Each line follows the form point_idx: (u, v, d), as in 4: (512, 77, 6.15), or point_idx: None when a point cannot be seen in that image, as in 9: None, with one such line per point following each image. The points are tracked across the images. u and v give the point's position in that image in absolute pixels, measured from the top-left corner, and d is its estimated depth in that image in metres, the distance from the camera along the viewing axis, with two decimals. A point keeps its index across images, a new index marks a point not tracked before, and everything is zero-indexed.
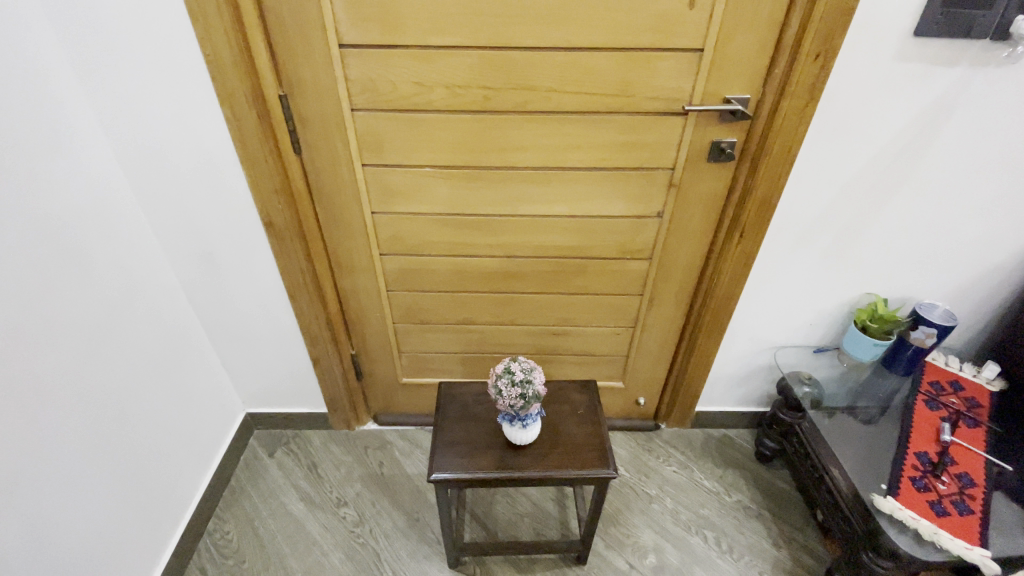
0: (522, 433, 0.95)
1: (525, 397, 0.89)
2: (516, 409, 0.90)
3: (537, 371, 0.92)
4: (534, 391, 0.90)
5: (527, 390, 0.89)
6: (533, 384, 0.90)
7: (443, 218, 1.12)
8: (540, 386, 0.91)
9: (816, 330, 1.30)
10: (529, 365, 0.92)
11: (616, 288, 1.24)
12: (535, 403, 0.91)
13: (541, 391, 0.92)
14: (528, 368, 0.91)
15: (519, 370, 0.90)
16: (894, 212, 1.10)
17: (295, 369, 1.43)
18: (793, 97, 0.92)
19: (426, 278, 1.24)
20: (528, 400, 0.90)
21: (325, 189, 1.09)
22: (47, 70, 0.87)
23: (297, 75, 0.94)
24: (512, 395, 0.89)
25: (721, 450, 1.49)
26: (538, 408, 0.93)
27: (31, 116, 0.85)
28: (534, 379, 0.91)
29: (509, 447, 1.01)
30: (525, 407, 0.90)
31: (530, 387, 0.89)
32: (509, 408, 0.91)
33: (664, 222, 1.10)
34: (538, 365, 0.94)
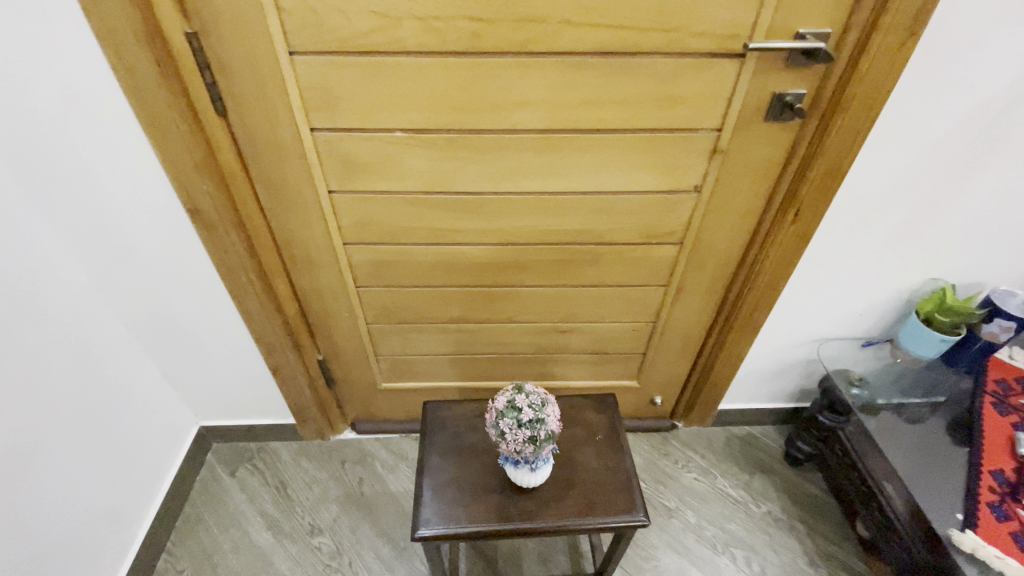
0: (532, 477, 0.77)
1: (537, 441, 0.70)
2: (524, 454, 0.72)
3: (549, 404, 0.73)
4: (547, 432, 0.71)
5: (538, 432, 0.70)
6: (546, 424, 0.71)
7: (422, 199, 0.88)
8: (554, 425, 0.72)
9: (866, 321, 1.11)
10: (539, 398, 0.72)
11: (635, 279, 1.02)
12: (548, 446, 0.72)
13: (555, 431, 0.73)
14: (539, 403, 0.71)
15: (527, 407, 0.71)
16: (981, 184, 0.89)
17: (253, 378, 1.20)
18: (890, 31, 0.68)
19: (403, 272, 1.00)
20: (540, 444, 0.71)
21: (265, 164, 0.83)
22: None
23: (210, 5, 0.67)
24: (519, 440, 0.70)
25: (746, 452, 1.33)
26: (551, 449, 0.74)
27: None
28: (547, 417, 0.71)
29: (512, 489, 0.81)
30: (537, 452, 0.72)
31: (543, 430, 0.70)
32: (515, 453, 0.72)
33: (701, 199, 0.88)
34: (549, 395, 0.75)
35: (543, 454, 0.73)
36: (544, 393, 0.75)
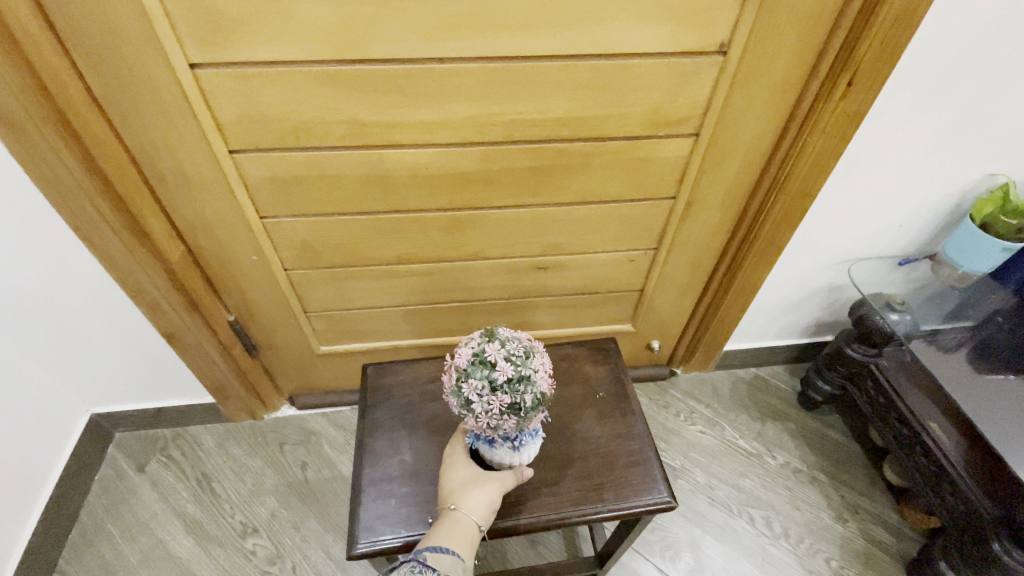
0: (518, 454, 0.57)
1: (522, 410, 0.49)
2: (503, 431, 0.50)
3: (536, 355, 0.51)
4: (534, 398, 0.49)
5: (520, 399, 0.48)
6: (533, 384, 0.49)
7: (336, 75, 0.61)
8: (545, 385, 0.51)
9: (905, 234, 0.92)
10: (521, 347, 0.50)
11: (635, 190, 0.79)
12: (536, 414, 0.51)
13: (545, 394, 0.51)
14: (521, 356, 0.49)
15: (504, 363, 0.48)
16: None
17: (147, 348, 0.93)
18: None
19: (325, 193, 0.74)
20: (526, 414, 0.50)
21: (80, 17, 0.53)
22: None
23: None
24: (493, 413, 0.48)
25: (755, 398, 1.16)
26: (540, 418, 0.53)
27: None
28: (535, 372, 0.50)
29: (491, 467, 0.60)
30: (521, 424, 0.51)
31: (529, 393, 0.49)
32: (491, 430, 0.51)
33: (727, 66, 0.64)
34: (534, 343, 0.53)
35: (529, 426, 0.52)
36: (526, 339, 0.53)
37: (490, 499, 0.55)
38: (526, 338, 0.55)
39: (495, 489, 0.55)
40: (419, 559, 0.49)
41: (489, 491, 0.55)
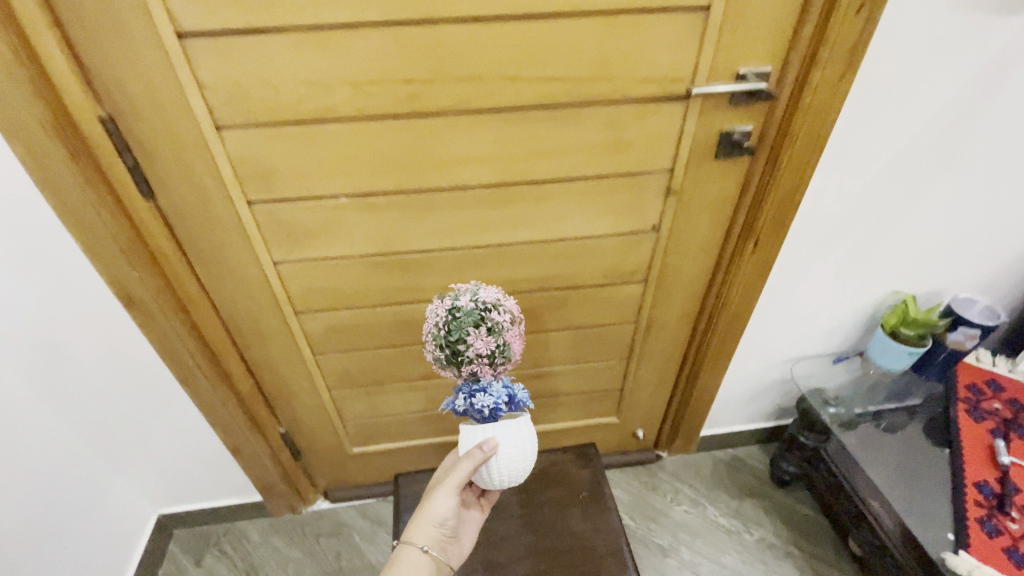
0: (486, 419, 0.70)
1: (453, 320, 0.66)
2: (445, 333, 0.67)
3: (503, 303, 0.69)
4: (468, 305, 0.67)
5: (457, 302, 0.67)
6: (471, 292, 0.68)
7: (374, 259, 0.84)
8: (487, 313, 0.66)
9: (835, 337, 1.11)
10: (494, 290, 0.70)
11: (605, 318, 1.00)
12: (471, 325, 0.66)
13: (485, 311, 0.67)
14: (481, 290, 0.68)
15: (467, 289, 0.70)
16: (933, 198, 0.89)
17: (211, 457, 1.11)
18: (828, 67, 0.68)
19: (363, 335, 0.95)
20: (456, 328, 0.66)
21: (203, 241, 0.78)
22: None
23: (119, 82, 0.62)
24: (440, 313, 0.68)
25: (734, 477, 1.31)
26: (480, 340, 0.66)
27: None
28: (488, 304, 0.67)
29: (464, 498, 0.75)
30: (453, 342, 0.66)
31: (462, 307, 0.66)
32: (440, 340, 0.68)
33: (662, 238, 0.87)
34: (512, 304, 0.70)
35: (466, 344, 0.66)
36: (513, 306, 0.71)
37: (437, 518, 0.69)
38: (519, 317, 0.73)
39: (440, 507, 0.69)
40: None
41: (433, 511, 0.69)
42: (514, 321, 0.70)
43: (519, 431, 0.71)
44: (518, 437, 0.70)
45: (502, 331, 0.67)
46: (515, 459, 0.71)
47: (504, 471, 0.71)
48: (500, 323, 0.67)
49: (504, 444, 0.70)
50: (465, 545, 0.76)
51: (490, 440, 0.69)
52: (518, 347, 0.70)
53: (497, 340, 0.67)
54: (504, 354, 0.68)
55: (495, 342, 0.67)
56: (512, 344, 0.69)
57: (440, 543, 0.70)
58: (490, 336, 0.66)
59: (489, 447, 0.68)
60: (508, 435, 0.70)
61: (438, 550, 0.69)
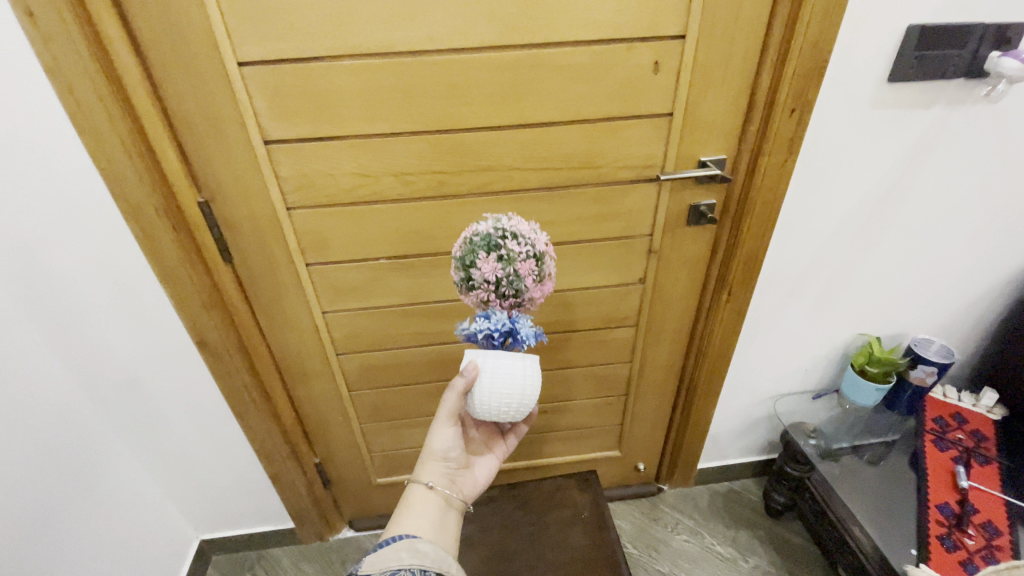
0: (493, 352, 0.67)
1: (468, 244, 0.62)
2: (461, 263, 0.63)
3: (528, 234, 0.62)
4: (486, 233, 0.61)
5: (476, 233, 0.62)
6: (494, 222, 0.62)
7: (406, 309, 1.00)
8: (504, 240, 0.60)
9: (812, 375, 1.24)
10: (526, 221, 0.63)
11: (603, 358, 1.14)
12: (483, 253, 0.61)
13: (500, 238, 0.61)
14: (510, 219, 0.63)
15: (494, 218, 0.65)
16: (882, 253, 1.04)
17: (253, 484, 1.25)
18: (772, 155, 0.85)
19: (393, 374, 1.10)
20: (467, 250, 0.62)
21: (267, 295, 0.95)
22: None
23: (217, 177, 0.81)
24: (462, 242, 0.63)
25: (730, 508, 1.40)
26: (491, 268, 0.60)
27: None
28: (511, 232, 0.61)
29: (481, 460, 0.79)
30: (463, 265, 0.62)
31: (480, 231, 0.62)
32: (457, 268, 0.64)
33: (647, 289, 1.03)
34: (540, 237, 0.62)
35: (476, 274, 0.61)
36: (544, 241, 0.63)
37: (440, 454, 0.75)
38: (551, 256, 0.64)
39: (440, 442, 0.75)
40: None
41: (435, 448, 0.76)
42: (539, 255, 0.62)
43: (516, 361, 0.67)
44: (506, 364, 0.67)
45: (515, 262, 0.60)
46: (508, 387, 0.67)
47: (496, 400, 0.67)
48: (514, 252, 0.61)
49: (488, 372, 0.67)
50: (481, 480, 0.80)
51: (471, 364, 0.67)
52: (534, 287, 0.63)
53: (506, 269, 0.60)
54: (513, 286, 0.62)
55: (504, 271, 0.60)
56: (525, 279, 0.61)
57: (447, 478, 0.76)
58: (500, 263, 0.60)
59: (469, 371, 0.67)
60: (495, 363, 0.67)
61: (446, 485, 0.75)
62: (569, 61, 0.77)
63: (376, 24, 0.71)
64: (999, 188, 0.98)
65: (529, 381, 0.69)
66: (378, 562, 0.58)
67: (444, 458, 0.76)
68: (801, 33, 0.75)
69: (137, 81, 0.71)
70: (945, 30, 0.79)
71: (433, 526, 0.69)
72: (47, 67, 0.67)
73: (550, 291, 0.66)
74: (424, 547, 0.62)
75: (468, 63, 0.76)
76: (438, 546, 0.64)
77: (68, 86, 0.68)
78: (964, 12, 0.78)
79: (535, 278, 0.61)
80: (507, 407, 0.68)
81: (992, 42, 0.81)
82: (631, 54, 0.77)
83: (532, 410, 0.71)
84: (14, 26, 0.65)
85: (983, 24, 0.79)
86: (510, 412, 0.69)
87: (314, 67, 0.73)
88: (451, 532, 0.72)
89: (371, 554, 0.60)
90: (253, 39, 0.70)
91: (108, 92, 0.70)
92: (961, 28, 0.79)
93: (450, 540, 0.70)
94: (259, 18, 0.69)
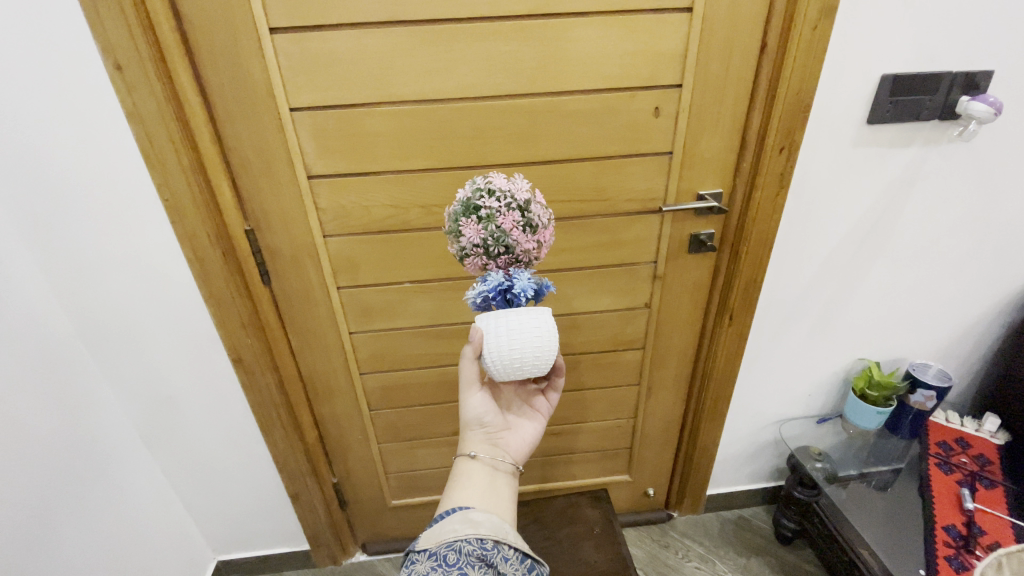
0: (490, 315, 0.69)
1: (452, 213, 0.67)
2: (451, 233, 0.67)
3: (504, 187, 0.65)
4: (464, 200, 0.65)
5: (457, 200, 0.66)
6: (471, 187, 0.66)
7: (427, 329, 1.07)
8: (480, 201, 0.64)
9: (815, 400, 1.28)
10: (503, 176, 0.66)
11: (612, 380, 1.20)
12: (464, 218, 0.65)
13: (476, 201, 0.64)
14: (487, 179, 0.66)
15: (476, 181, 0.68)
16: (874, 280, 1.10)
17: (272, 504, 1.28)
18: (764, 188, 0.94)
19: (413, 394, 1.16)
20: (452, 221, 0.67)
21: (300, 316, 1.02)
22: None
23: (263, 207, 0.90)
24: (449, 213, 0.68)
25: (741, 535, 1.41)
26: (473, 230, 0.64)
27: None
28: (487, 191, 0.65)
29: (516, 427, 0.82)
30: (453, 237, 0.67)
31: (459, 199, 0.66)
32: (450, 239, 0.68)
33: (653, 313, 1.09)
34: (516, 187, 0.65)
35: (463, 239, 0.65)
36: (525, 190, 0.66)
37: (476, 422, 0.80)
38: (537, 204, 0.66)
39: (473, 410, 0.79)
40: (475, 547, 0.63)
41: (471, 418, 0.80)
42: (519, 206, 0.65)
43: (516, 314, 0.68)
44: (506, 319, 0.68)
45: (494, 218, 0.64)
46: (515, 339, 0.67)
47: (507, 356, 0.68)
48: (492, 209, 0.64)
49: (492, 334, 0.68)
50: (526, 440, 0.83)
51: (475, 329, 0.70)
52: (522, 238, 0.65)
53: (488, 229, 0.64)
54: (501, 243, 0.65)
55: (487, 231, 0.64)
56: (510, 233, 0.64)
57: (489, 444, 0.80)
58: (481, 225, 0.64)
59: (476, 337, 0.70)
60: (495, 321, 0.68)
61: (489, 451, 0.79)
62: (578, 107, 0.87)
63: (410, 77, 0.82)
64: (981, 219, 1.05)
65: (537, 325, 0.68)
66: (435, 536, 0.65)
67: (481, 426, 0.80)
68: (785, 83, 0.85)
69: (202, 125, 0.82)
70: (916, 77, 0.87)
71: (482, 493, 0.73)
72: (128, 112, 0.78)
73: (545, 238, 0.68)
74: (476, 517, 0.68)
75: (489, 109, 0.86)
76: (491, 513, 0.69)
77: (144, 128, 0.79)
78: (934, 62, 0.87)
79: (519, 229, 0.64)
80: (522, 360, 0.69)
81: (962, 87, 0.89)
82: (634, 100, 0.87)
83: (549, 351, 0.70)
84: (104, 77, 0.76)
85: (952, 72, 0.87)
86: (531, 362, 0.69)
87: (354, 113, 0.84)
88: (503, 494, 0.75)
89: (430, 529, 0.67)
90: (304, 88, 0.81)
91: (178, 133, 0.80)
92: (931, 75, 0.87)
93: (501, 502, 0.74)
94: (310, 72, 0.80)
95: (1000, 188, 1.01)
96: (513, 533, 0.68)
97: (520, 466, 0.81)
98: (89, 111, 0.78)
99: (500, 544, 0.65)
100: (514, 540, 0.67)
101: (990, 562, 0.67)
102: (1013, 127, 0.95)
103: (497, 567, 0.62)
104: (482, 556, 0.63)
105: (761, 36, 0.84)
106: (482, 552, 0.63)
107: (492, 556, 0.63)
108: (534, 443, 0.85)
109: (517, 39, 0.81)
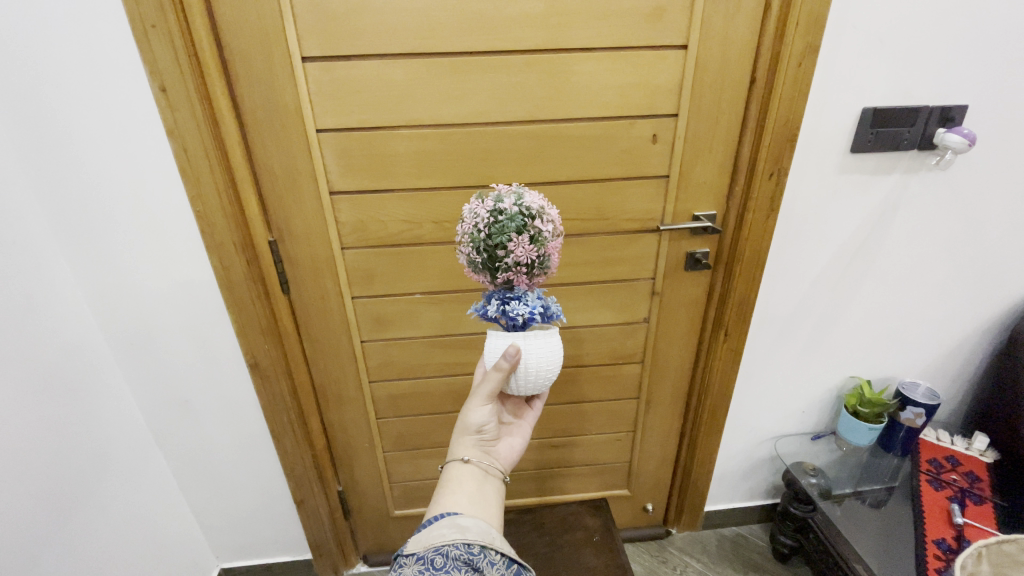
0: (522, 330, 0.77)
1: (497, 224, 0.68)
2: (494, 244, 0.69)
3: (547, 211, 0.71)
4: (517, 216, 0.68)
5: (504, 214, 0.68)
6: (519, 204, 0.69)
7: (436, 340, 1.12)
8: (534, 223, 0.69)
9: (808, 416, 1.32)
10: (540, 196, 0.71)
11: (611, 393, 1.24)
12: (519, 234, 0.68)
13: (528, 222, 0.69)
14: (530, 197, 0.70)
15: (509, 191, 0.71)
16: (863, 299, 1.16)
17: (277, 511, 1.31)
18: (756, 210, 1.00)
19: (419, 402, 1.21)
20: (499, 232, 0.68)
21: (314, 323, 1.07)
22: (32, 247, 0.87)
23: (287, 221, 0.96)
24: (488, 222, 0.69)
25: (737, 552, 1.42)
26: (527, 249, 0.69)
27: (21, 289, 0.85)
28: (536, 212, 0.69)
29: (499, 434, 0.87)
30: (493, 247, 0.69)
31: (507, 211, 0.68)
32: (486, 247, 0.69)
33: (651, 327, 1.14)
34: (555, 214, 0.72)
35: (514, 255, 0.68)
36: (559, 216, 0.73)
37: (474, 429, 0.82)
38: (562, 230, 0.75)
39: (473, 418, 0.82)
40: (462, 552, 0.65)
41: (469, 424, 0.83)
42: (556, 231, 0.73)
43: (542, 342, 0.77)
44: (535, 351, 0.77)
45: (544, 241, 0.70)
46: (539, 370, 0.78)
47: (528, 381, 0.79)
48: (543, 232, 0.70)
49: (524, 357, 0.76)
50: (514, 450, 0.88)
51: (512, 347, 0.75)
52: (555, 260, 0.73)
53: (539, 251, 0.70)
54: (542, 263, 0.72)
55: (537, 252, 0.70)
56: (552, 256, 0.72)
57: (480, 450, 0.83)
58: (532, 245, 0.69)
59: (511, 354, 0.75)
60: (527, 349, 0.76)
61: (480, 456, 0.82)
62: (581, 132, 0.94)
63: (428, 102, 0.89)
64: (961, 242, 1.10)
65: (553, 360, 0.79)
66: (423, 541, 0.67)
67: (477, 432, 0.83)
68: (772, 113, 0.92)
69: (235, 143, 0.88)
70: (895, 110, 0.94)
71: (470, 498, 0.76)
72: (170, 129, 0.84)
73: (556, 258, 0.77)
74: (465, 522, 0.70)
75: (499, 132, 0.93)
76: (479, 519, 0.72)
77: (182, 144, 0.85)
78: (910, 97, 0.94)
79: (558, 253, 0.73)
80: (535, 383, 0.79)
81: (938, 120, 0.96)
82: (633, 127, 0.94)
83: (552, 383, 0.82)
84: (149, 98, 0.83)
85: (928, 106, 0.95)
86: (534, 386, 0.80)
87: (377, 134, 0.91)
88: (491, 500, 0.78)
89: (418, 534, 0.69)
90: (330, 112, 0.88)
91: (213, 150, 0.87)
92: (908, 109, 0.95)
93: (489, 508, 0.76)
94: (337, 97, 0.87)
95: (979, 214, 1.07)
96: (500, 540, 0.70)
97: (508, 474, 0.84)
98: (135, 130, 0.85)
99: (486, 548, 0.67)
100: (501, 546, 0.69)
101: (969, 554, 0.87)
102: (987, 158, 1.02)
103: (483, 572, 0.64)
104: (468, 560, 0.65)
105: (750, 71, 0.91)
106: (469, 556, 0.65)
107: (478, 560, 0.65)
108: (519, 453, 0.89)
109: (527, 71, 0.88)
